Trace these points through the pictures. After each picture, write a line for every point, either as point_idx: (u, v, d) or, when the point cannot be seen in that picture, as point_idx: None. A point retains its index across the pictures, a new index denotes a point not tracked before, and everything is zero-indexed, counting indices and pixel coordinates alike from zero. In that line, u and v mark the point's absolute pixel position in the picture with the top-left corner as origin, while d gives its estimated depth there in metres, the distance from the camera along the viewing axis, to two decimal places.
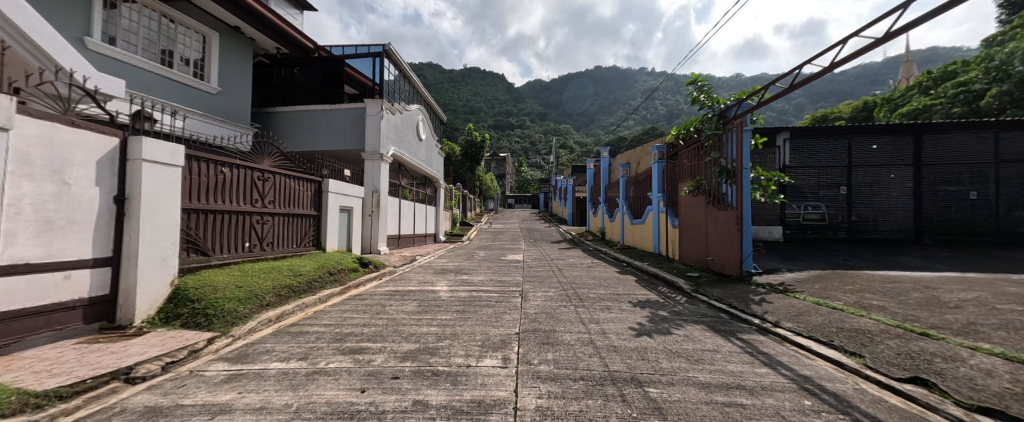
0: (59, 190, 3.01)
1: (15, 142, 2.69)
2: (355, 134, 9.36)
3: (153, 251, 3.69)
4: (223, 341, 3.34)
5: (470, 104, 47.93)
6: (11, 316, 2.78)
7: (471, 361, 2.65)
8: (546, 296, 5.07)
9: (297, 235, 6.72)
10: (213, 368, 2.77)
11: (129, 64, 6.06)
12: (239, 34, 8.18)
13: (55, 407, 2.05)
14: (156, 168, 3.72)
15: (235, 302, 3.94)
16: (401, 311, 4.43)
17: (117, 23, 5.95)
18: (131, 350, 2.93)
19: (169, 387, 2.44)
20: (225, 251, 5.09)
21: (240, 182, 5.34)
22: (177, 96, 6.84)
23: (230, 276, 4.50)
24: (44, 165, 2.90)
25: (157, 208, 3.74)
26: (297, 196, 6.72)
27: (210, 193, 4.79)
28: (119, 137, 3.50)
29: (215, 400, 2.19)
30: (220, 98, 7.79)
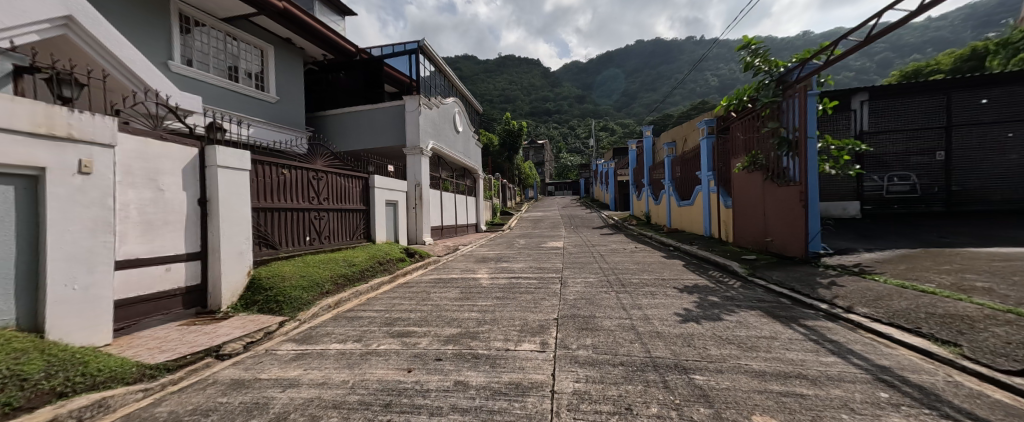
0: (155, 195, 3.52)
1: (119, 157, 3.17)
2: (396, 131, 9.78)
3: (231, 246, 4.19)
4: (292, 324, 3.74)
5: (506, 93, 47.80)
6: (130, 301, 3.35)
7: (509, 345, 2.69)
8: (586, 282, 4.99)
9: (349, 229, 7.23)
10: (283, 348, 3.11)
11: (203, 81, 6.81)
12: (290, 44, 8.82)
13: (165, 377, 2.48)
14: (229, 173, 4.19)
15: (301, 289, 4.40)
16: (444, 297, 4.61)
17: (191, 46, 6.77)
18: (219, 331, 3.39)
19: (247, 363, 2.79)
20: (290, 245, 5.63)
21: (299, 181, 5.86)
22: (242, 107, 7.58)
23: (295, 267, 4.99)
24: (142, 174, 3.39)
25: (231, 208, 4.21)
26: (348, 192, 7.21)
27: (273, 193, 5.29)
28: (197, 147, 3.97)
29: (286, 375, 2.48)
30: (278, 106, 8.49)
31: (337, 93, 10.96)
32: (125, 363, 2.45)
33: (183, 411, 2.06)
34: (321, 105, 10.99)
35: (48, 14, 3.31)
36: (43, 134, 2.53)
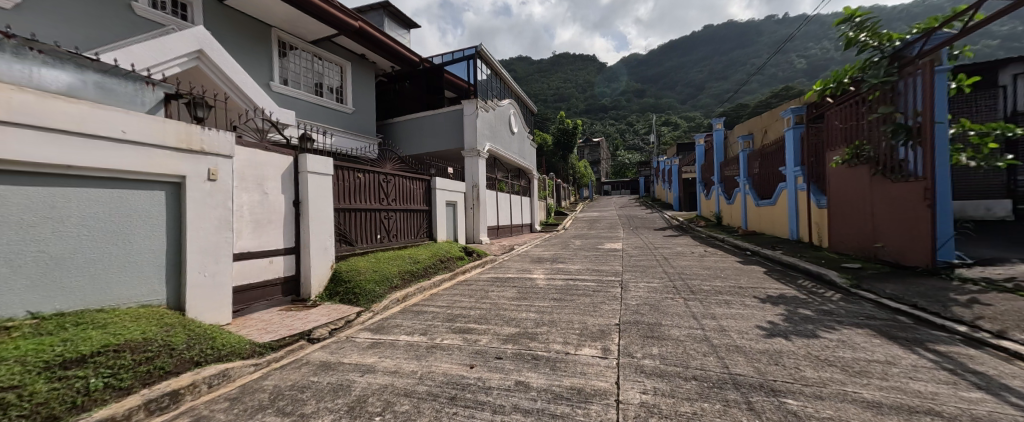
0: (262, 198, 4.15)
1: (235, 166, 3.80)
2: (455, 134, 10.17)
3: (318, 243, 4.71)
4: (367, 315, 4.09)
5: (560, 92, 47.24)
6: (243, 288, 3.97)
7: (569, 348, 2.63)
8: (650, 287, 4.70)
9: (414, 228, 7.69)
10: (360, 336, 3.41)
11: (294, 97, 7.76)
12: (364, 59, 9.69)
13: (271, 354, 3.03)
14: (317, 178, 4.74)
15: (374, 283, 4.79)
16: (502, 296, 4.67)
17: (286, 68, 7.90)
18: (309, 318, 3.84)
19: (331, 348, 3.12)
20: (364, 242, 6.15)
21: (372, 184, 6.40)
22: (325, 118, 8.46)
23: (368, 262, 5.44)
24: (252, 180, 4.05)
25: (319, 209, 4.75)
26: (413, 193, 7.67)
27: (350, 195, 5.82)
28: (292, 155, 4.55)
29: (363, 362, 2.71)
30: (354, 116, 9.34)
31: (402, 101, 11.73)
32: (242, 340, 3.05)
33: (282, 392, 2.39)
34: (389, 113, 11.87)
35: (185, 51, 4.41)
36: (182, 148, 3.14)
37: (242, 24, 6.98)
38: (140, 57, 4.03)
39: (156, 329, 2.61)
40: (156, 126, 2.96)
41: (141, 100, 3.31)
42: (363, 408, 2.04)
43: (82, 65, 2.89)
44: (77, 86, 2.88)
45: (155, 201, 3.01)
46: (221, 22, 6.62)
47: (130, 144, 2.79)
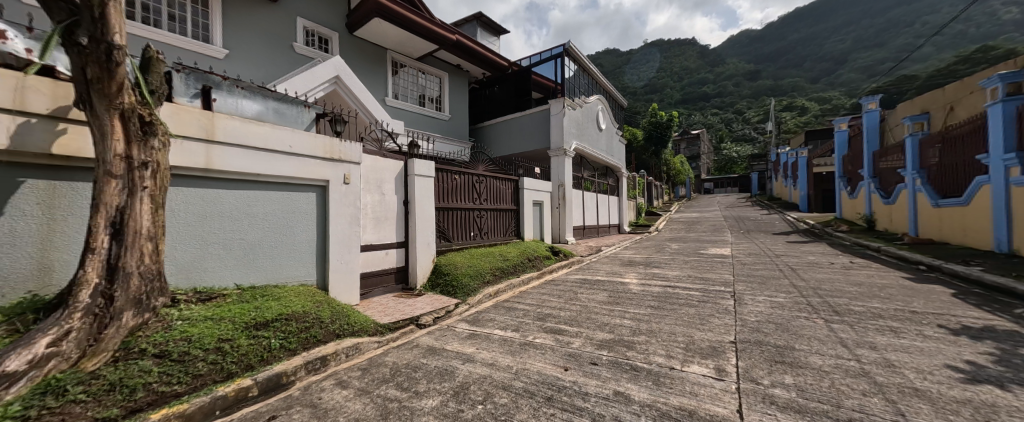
0: (380, 198, 5.09)
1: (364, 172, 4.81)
2: (541, 134, 10.29)
3: (422, 237, 5.51)
4: (463, 307, 4.45)
5: (652, 82, 43.82)
6: (368, 274, 4.90)
7: (674, 363, 2.42)
8: (771, 302, 4.03)
9: (503, 226, 8.04)
10: (460, 325, 3.71)
11: (402, 108, 8.86)
12: (459, 69, 10.51)
13: (391, 334, 3.56)
14: (422, 180, 5.57)
15: (469, 277, 5.18)
16: (593, 299, 4.54)
17: (397, 84, 9.09)
18: (416, 306, 4.36)
19: (435, 334, 3.48)
20: (459, 239, 6.67)
21: (467, 185, 6.91)
22: (426, 126, 9.43)
23: (463, 258, 5.90)
24: (374, 183, 5.01)
25: (423, 207, 5.57)
26: (503, 193, 8.01)
27: (448, 195, 6.38)
28: (403, 162, 5.48)
29: (464, 351, 2.95)
30: (450, 122, 10.20)
31: (492, 105, 12.32)
32: (368, 320, 3.63)
33: (397, 369, 2.75)
34: (479, 117, 12.59)
35: (326, 77, 5.70)
36: (327, 157, 4.11)
37: (364, 50, 8.27)
38: (299, 82, 5.38)
39: (311, 305, 3.39)
40: (310, 141, 3.92)
41: (301, 120, 4.14)
42: (467, 395, 2.20)
43: (267, 97, 3.81)
44: (266, 114, 3.82)
45: (311, 201, 4.04)
46: (351, 50, 8.01)
47: (294, 157, 3.81)
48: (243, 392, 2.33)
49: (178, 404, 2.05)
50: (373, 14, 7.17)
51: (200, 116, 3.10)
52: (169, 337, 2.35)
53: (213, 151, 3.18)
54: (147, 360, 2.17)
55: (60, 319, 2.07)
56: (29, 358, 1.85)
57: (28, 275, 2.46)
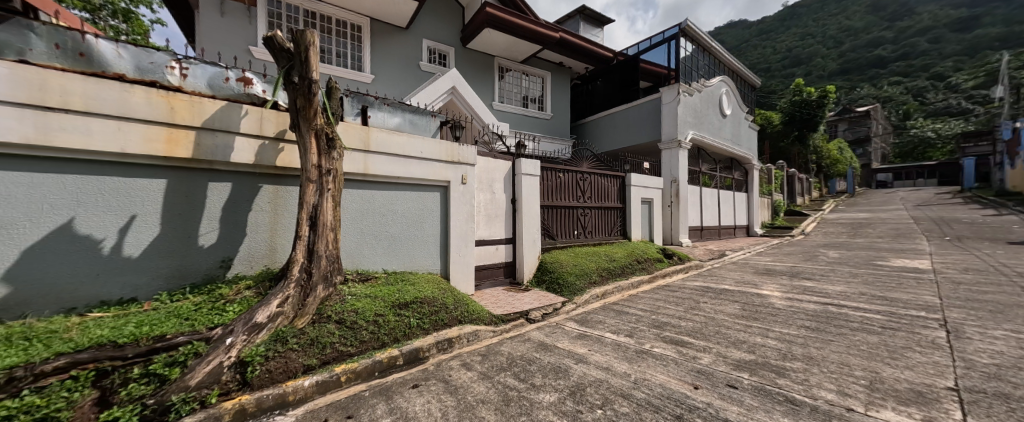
0: (491, 197, 5.45)
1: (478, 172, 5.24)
2: (651, 126, 9.53)
3: (529, 235, 5.70)
4: (571, 306, 4.45)
5: (794, 53, 35.97)
6: (480, 267, 5.32)
7: (850, 404, 1.93)
8: (1013, 341, 2.85)
9: (608, 225, 7.71)
10: (569, 324, 3.70)
11: (508, 111, 9.35)
12: (562, 67, 10.50)
13: (503, 324, 3.83)
14: (529, 179, 5.74)
15: (575, 277, 5.16)
16: (721, 311, 3.97)
17: (503, 88, 9.59)
18: (524, 300, 4.56)
19: (546, 331, 3.54)
20: (563, 237, 6.67)
21: (571, 182, 6.85)
22: (530, 126, 9.75)
23: (568, 256, 5.90)
24: (486, 183, 5.39)
25: (530, 206, 5.75)
26: (608, 191, 7.68)
27: (552, 193, 6.45)
28: (512, 161, 5.73)
29: (576, 350, 2.93)
30: (553, 121, 10.31)
31: (594, 100, 11.92)
32: (484, 310, 3.95)
33: (513, 359, 2.90)
34: (582, 113, 12.34)
35: (444, 88, 6.41)
36: (449, 160, 4.58)
37: (476, 59, 8.97)
38: (424, 97, 6.18)
39: (438, 292, 3.82)
40: (436, 146, 4.43)
41: (429, 128, 4.70)
42: (584, 396, 2.16)
43: (405, 111, 4.44)
44: (403, 125, 4.45)
45: (436, 199, 4.57)
46: (464, 61, 8.77)
47: (424, 161, 4.36)
48: (392, 360, 2.90)
49: (352, 361, 2.75)
50: (484, 25, 7.68)
51: (360, 130, 3.82)
52: (344, 307, 3.02)
53: (368, 159, 3.88)
54: (331, 324, 2.85)
55: (283, 286, 2.83)
56: (268, 314, 2.63)
57: (262, 254, 3.42)
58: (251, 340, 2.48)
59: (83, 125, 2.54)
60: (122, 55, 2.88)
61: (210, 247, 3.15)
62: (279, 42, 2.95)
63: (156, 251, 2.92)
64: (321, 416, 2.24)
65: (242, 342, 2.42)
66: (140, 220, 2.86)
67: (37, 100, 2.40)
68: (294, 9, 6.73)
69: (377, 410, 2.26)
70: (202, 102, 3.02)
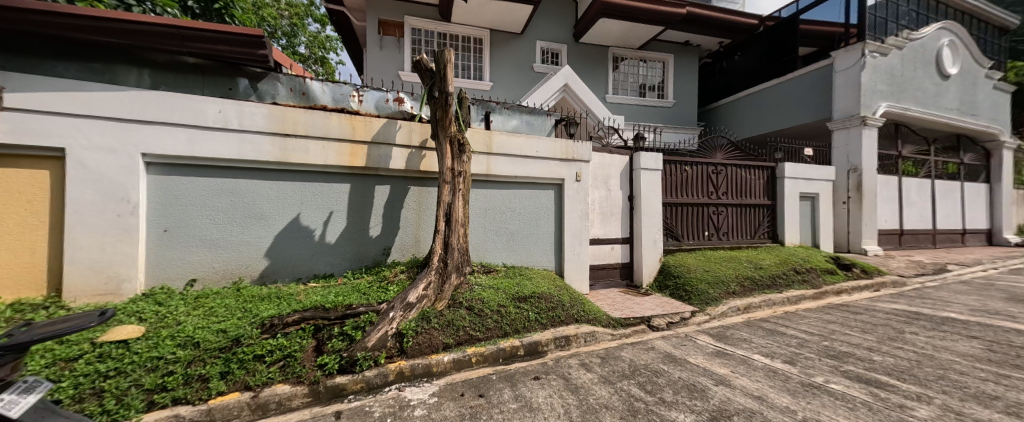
0: (607, 194, 5.26)
1: (592, 169, 5.12)
2: (816, 102, 7.67)
3: (648, 235, 5.27)
4: (703, 317, 4.05)
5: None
6: (595, 267, 5.22)
7: None
8: None
9: (751, 226, 6.51)
10: (702, 338, 3.27)
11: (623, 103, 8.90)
12: (689, 46, 9.34)
13: (623, 328, 3.68)
14: (649, 174, 5.29)
15: (706, 284, 4.64)
16: (944, 349, 2.89)
17: (618, 79, 9.11)
18: (646, 305, 4.34)
19: (675, 342, 3.22)
20: (691, 238, 5.95)
21: (701, 177, 6.05)
22: (648, 117, 9.08)
23: (698, 260, 5.33)
24: (601, 180, 5.22)
25: (650, 203, 5.30)
26: (751, 185, 6.47)
27: (678, 190, 5.83)
28: (629, 156, 5.41)
29: (714, 369, 2.57)
30: (675, 109, 9.33)
31: (730, 80, 10.25)
32: (601, 312, 3.83)
33: (638, 366, 2.73)
34: (713, 96, 10.82)
35: (557, 87, 6.44)
36: (564, 158, 4.58)
37: (590, 53, 8.76)
38: (538, 97, 6.34)
39: (554, 288, 3.91)
40: (551, 145, 4.49)
41: (544, 128, 4.80)
42: None
43: (522, 112, 4.64)
44: (521, 127, 4.65)
45: (551, 197, 4.62)
46: (577, 57, 8.67)
47: (541, 159, 4.46)
48: (514, 350, 3.08)
49: (480, 345, 3.02)
50: (599, 16, 7.41)
51: (484, 135, 4.15)
52: (472, 296, 3.37)
53: (491, 160, 4.18)
54: (464, 310, 3.21)
55: (427, 273, 3.29)
56: (417, 295, 3.09)
57: (411, 244, 4.06)
58: (405, 317, 2.96)
59: (304, 146, 3.51)
60: (325, 90, 3.82)
61: (377, 237, 3.91)
62: (425, 64, 3.46)
63: (344, 239, 3.78)
64: (458, 391, 2.52)
65: (399, 317, 2.92)
66: (336, 215, 3.74)
67: (279, 129, 3.40)
68: (430, 34, 7.78)
69: (504, 395, 2.42)
70: (372, 119, 3.76)
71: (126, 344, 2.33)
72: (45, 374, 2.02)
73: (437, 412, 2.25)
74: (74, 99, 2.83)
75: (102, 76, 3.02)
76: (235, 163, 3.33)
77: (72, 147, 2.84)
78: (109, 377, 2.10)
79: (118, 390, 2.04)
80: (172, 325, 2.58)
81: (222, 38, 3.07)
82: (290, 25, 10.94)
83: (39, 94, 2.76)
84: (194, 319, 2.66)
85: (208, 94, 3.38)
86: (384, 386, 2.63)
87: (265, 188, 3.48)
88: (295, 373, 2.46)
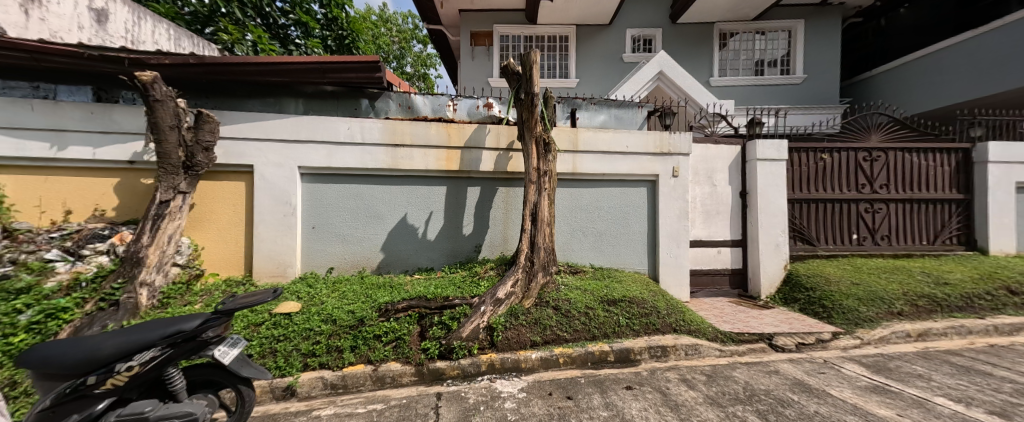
0: (711, 190, 4.69)
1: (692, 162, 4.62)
2: None
3: (768, 237, 4.50)
4: (851, 341, 3.32)
5: None
6: (698, 272, 4.73)
7: None
8: None
9: (928, 228, 5.03)
10: (850, 368, 2.81)
11: (734, 85, 7.80)
12: (827, 6, 7.64)
13: (734, 345, 3.23)
14: (768, 165, 4.50)
15: (855, 300, 3.76)
16: None
17: (726, 58, 7.98)
18: (767, 320, 3.76)
19: (810, 367, 2.83)
20: (832, 242, 4.91)
21: (845, 166, 4.91)
22: (766, 98, 7.80)
23: (841, 270, 4.39)
24: (704, 174, 4.67)
25: (770, 200, 4.51)
26: (926, 175, 5.00)
27: (812, 183, 4.85)
28: (740, 145, 4.72)
29: (871, 409, 2.11)
30: (806, 86, 7.78)
31: (891, 39, 8.16)
32: (707, 323, 3.44)
33: (758, 389, 2.45)
34: (864, 63, 8.73)
35: (651, 76, 5.97)
36: (658, 152, 4.21)
37: (691, 33, 7.88)
38: (628, 88, 5.96)
39: (648, 293, 3.66)
40: (644, 138, 4.17)
41: (636, 121, 4.50)
42: None
43: (611, 106, 4.43)
44: (609, 122, 4.45)
45: (643, 194, 4.30)
46: (674, 40, 7.90)
47: (631, 155, 4.19)
48: (603, 355, 2.96)
49: (568, 346, 2.99)
50: None
51: (569, 132, 4.08)
52: (559, 296, 3.38)
53: (577, 158, 4.09)
54: (551, 309, 3.23)
55: (514, 270, 3.40)
56: (506, 291, 3.21)
57: (499, 242, 4.25)
58: (495, 312, 3.09)
59: (411, 153, 3.98)
60: (426, 102, 4.29)
61: (470, 235, 4.20)
62: (512, 68, 3.56)
63: (442, 236, 4.17)
64: (546, 389, 2.54)
65: (490, 312, 3.07)
66: (435, 215, 4.14)
67: (391, 141, 3.93)
68: (517, 38, 8.03)
69: (594, 400, 2.35)
70: (465, 126, 4.05)
71: (289, 316, 2.98)
72: (243, 333, 2.72)
73: (526, 408, 2.30)
74: (258, 127, 3.74)
75: (275, 107, 3.95)
76: (360, 171, 3.97)
77: (257, 164, 3.75)
78: (280, 340, 2.72)
79: (285, 352, 2.63)
80: (318, 303, 3.21)
81: (347, 67, 3.63)
82: (400, 48, 12.55)
83: (238, 125, 3.71)
84: (332, 299, 3.26)
85: (342, 114, 4.10)
86: (477, 375, 2.81)
87: (382, 192, 4.06)
88: (404, 354, 2.80)
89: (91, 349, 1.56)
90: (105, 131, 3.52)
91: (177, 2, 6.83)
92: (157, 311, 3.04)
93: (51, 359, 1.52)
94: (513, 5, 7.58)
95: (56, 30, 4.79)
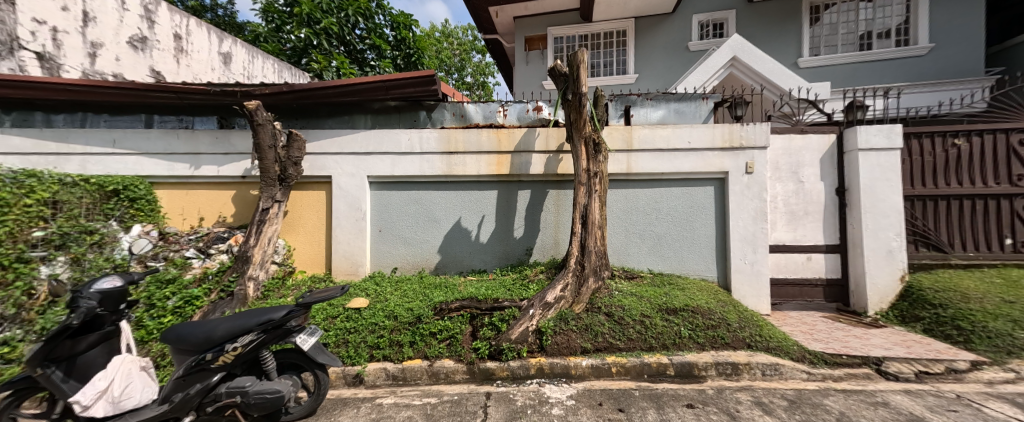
0: (797, 187, 4.09)
1: (771, 156, 4.09)
2: None
3: (877, 242, 3.77)
4: (1000, 374, 2.62)
5: None
6: (782, 282, 4.16)
7: None
8: None
9: None
10: (995, 407, 2.22)
11: (829, 64, 6.73)
12: None
13: (827, 367, 2.76)
14: (874, 156, 3.78)
15: (1007, 322, 2.96)
16: None
17: (819, 34, 6.92)
18: (873, 340, 3.15)
19: (935, 403, 2.29)
20: (972, 249, 3.93)
21: (989, 153, 3.92)
22: (874, 77, 6.58)
23: (987, 284, 3.48)
24: (787, 169, 4.10)
25: (877, 197, 3.77)
26: None
27: (940, 175, 3.95)
28: (836, 133, 4.04)
29: None
30: (931, 57, 6.38)
31: None
32: (790, 339, 3.01)
33: None
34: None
35: (722, 63, 5.44)
36: (726, 147, 3.80)
37: (773, 10, 7.00)
38: (695, 79, 5.51)
39: (716, 303, 3.35)
40: (709, 133, 3.81)
41: (702, 114, 4.12)
42: None
43: (670, 100, 4.14)
44: (669, 117, 4.15)
45: (709, 194, 3.92)
46: (751, 21, 7.09)
47: (694, 151, 3.85)
48: (661, 368, 2.76)
49: (621, 355, 2.84)
50: None
51: (623, 131, 3.90)
52: (612, 302, 3.25)
53: (632, 158, 3.89)
54: (602, 316, 3.11)
55: (564, 274, 3.35)
56: (555, 296, 3.18)
57: (550, 245, 4.22)
58: (544, 315, 3.07)
59: (464, 160, 4.17)
60: (478, 110, 4.47)
61: (520, 239, 4.24)
62: (559, 69, 3.52)
63: (494, 240, 4.28)
64: (596, 399, 2.44)
65: (539, 315, 3.05)
66: (486, 219, 4.27)
67: (446, 149, 4.17)
68: (572, 38, 7.88)
69: (647, 415, 2.20)
70: (515, 131, 4.11)
71: (359, 311, 3.31)
72: (322, 325, 3.10)
73: (574, 415, 2.24)
74: (336, 142, 4.24)
75: (349, 124, 4.44)
76: (419, 179, 4.27)
77: (335, 174, 4.26)
78: (352, 332, 3.03)
79: (355, 342, 2.92)
80: (382, 300, 3.52)
81: (407, 82, 3.92)
82: (460, 60, 13.22)
83: (321, 141, 4.26)
84: (395, 297, 3.54)
85: (405, 126, 4.44)
86: (527, 378, 2.81)
87: (438, 197, 4.31)
88: (457, 352, 2.93)
89: (209, 331, 1.94)
90: (226, 152, 4.30)
91: (281, 41, 8.11)
92: (260, 301, 3.60)
93: (185, 337, 1.93)
94: (567, 6, 7.51)
95: (197, 74, 6.03)
